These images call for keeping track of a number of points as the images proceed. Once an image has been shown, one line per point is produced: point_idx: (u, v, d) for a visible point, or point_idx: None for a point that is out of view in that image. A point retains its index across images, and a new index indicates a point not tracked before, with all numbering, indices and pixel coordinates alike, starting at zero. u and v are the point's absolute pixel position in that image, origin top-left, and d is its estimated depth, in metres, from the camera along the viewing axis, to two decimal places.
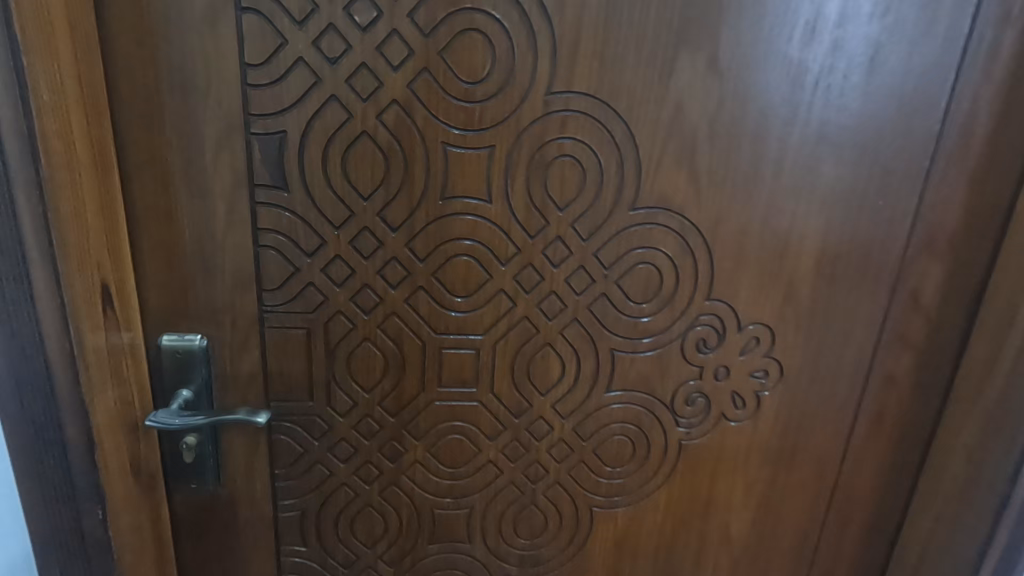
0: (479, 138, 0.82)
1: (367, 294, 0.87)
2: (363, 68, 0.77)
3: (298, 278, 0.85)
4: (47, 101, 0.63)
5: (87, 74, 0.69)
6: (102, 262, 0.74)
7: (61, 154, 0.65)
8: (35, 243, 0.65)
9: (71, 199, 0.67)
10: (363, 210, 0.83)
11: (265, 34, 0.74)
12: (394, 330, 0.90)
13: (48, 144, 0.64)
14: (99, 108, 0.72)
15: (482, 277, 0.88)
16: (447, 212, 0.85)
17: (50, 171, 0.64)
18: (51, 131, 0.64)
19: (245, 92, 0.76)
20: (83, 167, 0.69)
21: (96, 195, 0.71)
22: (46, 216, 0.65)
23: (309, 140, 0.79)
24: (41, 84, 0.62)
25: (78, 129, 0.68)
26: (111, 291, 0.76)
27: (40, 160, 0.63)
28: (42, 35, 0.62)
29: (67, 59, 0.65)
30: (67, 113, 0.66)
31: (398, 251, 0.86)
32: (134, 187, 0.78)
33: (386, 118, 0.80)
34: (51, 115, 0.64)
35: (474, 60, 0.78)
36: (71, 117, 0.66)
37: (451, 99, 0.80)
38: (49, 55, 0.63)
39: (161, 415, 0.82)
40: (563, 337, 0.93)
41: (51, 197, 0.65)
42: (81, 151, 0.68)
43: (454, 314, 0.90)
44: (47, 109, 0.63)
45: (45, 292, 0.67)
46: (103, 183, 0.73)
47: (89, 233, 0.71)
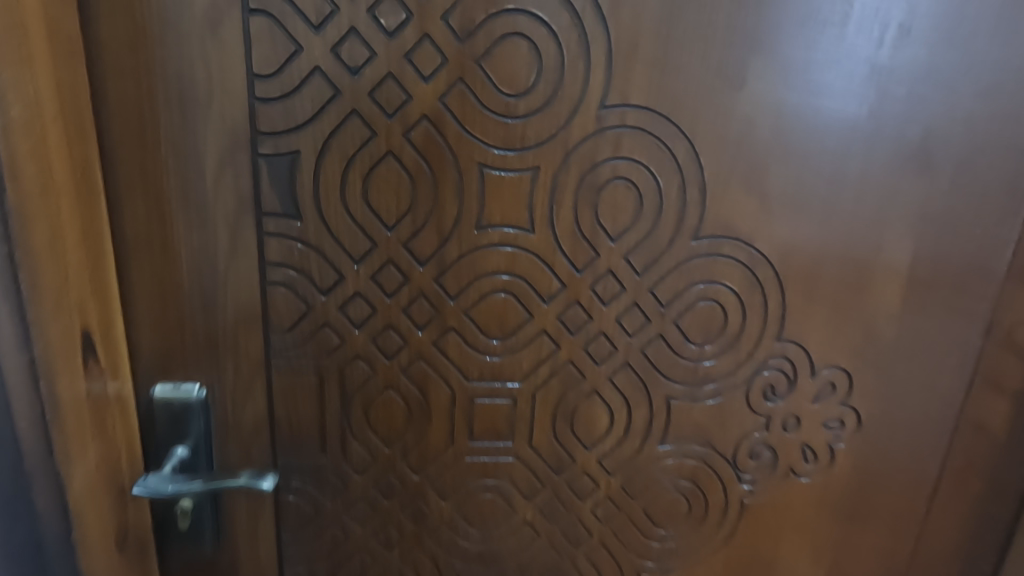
0: (521, 158, 0.71)
1: (390, 336, 0.76)
2: (389, 78, 0.66)
3: (311, 319, 0.74)
4: (17, 117, 0.51)
5: (67, 84, 0.58)
6: (84, 307, 0.62)
7: (35, 182, 0.53)
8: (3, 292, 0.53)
9: (46, 236, 0.55)
10: (387, 241, 0.72)
11: (276, 41, 0.64)
12: (420, 377, 0.78)
13: (18, 170, 0.52)
14: (81, 126, 0.61)
15: (522, 317, 0.77)
16: (483, 244, 0.74)
17: (21, 204, 0.52)
18: (22, 153, 0.52)
19: (253, 107, 0.66)
20: (62, 196, 0.57)
21: (77, 227, 0.60)
22: (13, 258, 0.53)
23: (326, 162, 0.68)
24: (10, 96, 0.50)
25: (56, 150, 0.56)
26: (95, 338, 0.65)
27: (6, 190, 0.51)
28: (12, 37, 0.50)
29: (43, 67, 0.54)
30: (42, 131, 0.54)
31: (425, 287, 0.74)
32: (123, 216, 0.67)
33: (414, 137, 0.68)
34: (23, 134, 0.51)
35: (516, 69, 0.67)
36: (48, 137, 0.55)
37: (490, 114, 0.69)
38: (20, 61, 0.51)
39: (150, 480, 0.71)
40: (612, 384, 0.81)
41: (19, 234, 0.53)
42: (61, 178, 0.57)
43: (488, 359, 0.78)
44: (17, 127, 0.51)
45: (12, 347, 0.55)
46: (86, 214, 0.62)
47: (70, 273, 0.59)
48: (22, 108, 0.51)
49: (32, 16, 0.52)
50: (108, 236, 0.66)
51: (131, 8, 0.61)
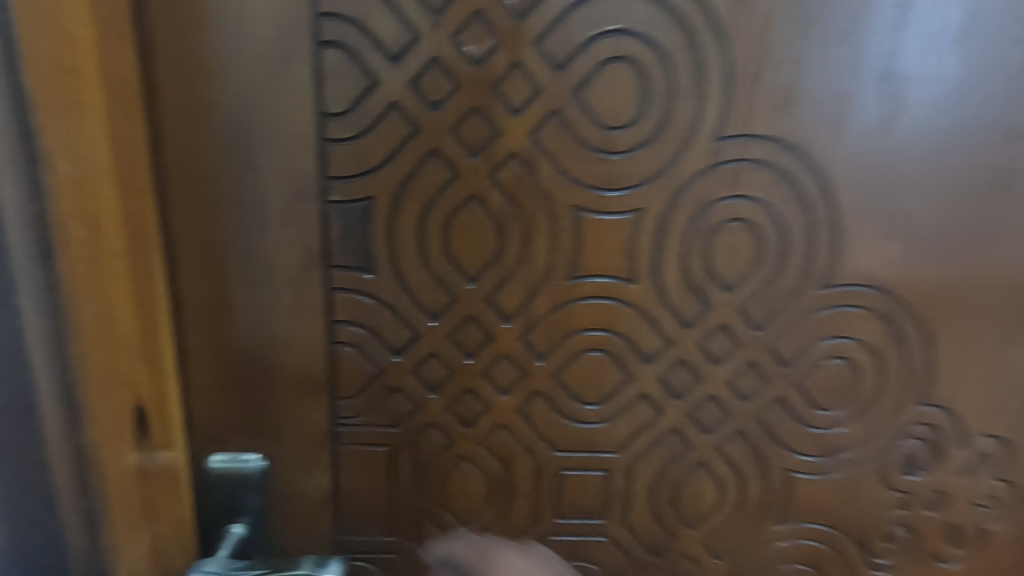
0: (621, 199, 0.61)
1: (469, 400, 0.67)
2: (473, 112, 0.58)
3: (381, 383, 0.66)
4: (68, 174, 0.44)
5: (122, 130, 0.51)
6: (135, 381, 0.54)
7: (83, 246, 0.46)
8: (47, 373, 0.45)
9: (95, 306, 0.47)
10: (468, 295, 0.63)
11: (351, 76, 0.57)
12: (501, 446, 0.69)
13: (66, 232, 0.44)
14: (137, 175, 0.54)
15: (619, 379, 0.67)
16: (577, 297, 0.64)
17: (68, 269, 0.44)
18: (69, 215, 0.44)
19: (323, 149, 0.59)
20: (113, 257, 0.50)
21: (131, 290, 0.53)
22: (59, 333, 0.44)
23: (402, 208, 0.61)
24: (58, 150, 0.43)
25: (108, 205, 0.49)
26: (149, 413, 0.57)
27: (53, 255, 0.43)
28: (60, 82, 0.43)
29: (96, 113, 0.47)
30: (94, 186, 0.47)
31: (510, 347, 0.65)
32: (180, 272, 0.60)
33: (501, 178, 0.60)
34: (70, 194, 0.44)
35: (620, 98, 0.58)
36: (99, 192, 0.47)
37: (589, 149, 0.60)
38: (70, 108, 0.44)
39: (209, 565, 0.62)
40: (722, 455, 0.70)
41: (64, 306, 0.44)
42: (113, 237, 0.50)
43: (579, 426, 0.68)
44: (65, 183, 0.43)
45: (57, 437, 0.46)
46: (139, 273, 0.54)
47: (121, 341, 0.51)
48: (71, 162, 0.44)
49: (85, 56, 0.45)
50: (163, 296, 0.59)
51: (193, 44, 0.55)
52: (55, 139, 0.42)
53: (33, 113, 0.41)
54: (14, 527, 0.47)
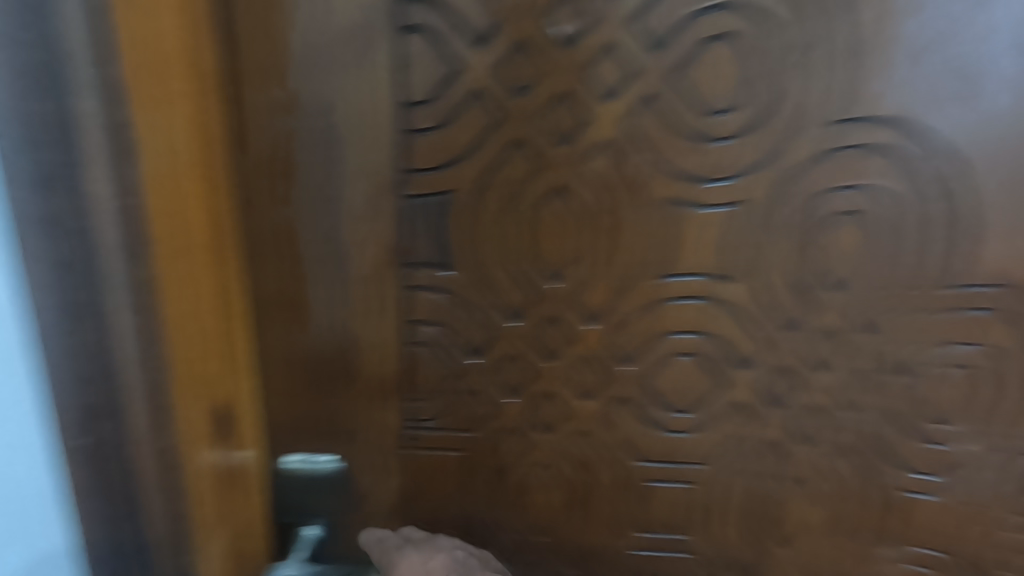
0: (720, 190, 0.56)
1: (549, 406, 0.63)
2: (561, 99, 0.55)
3: (458, 385, 0.63)
4: (150, 168, 0.41)
5: (201, 123, 0.48)
6: (218, 382, 0.52)
7: (166, 244, 0.43)
8: (134, 379, 0.41)
9: (176, 308, 0.44)
10: (551, 294, 0.60)
11: (434, 63, 0.55)
12: (582, 454, 0.65)
13: (149, 228, 0.41)
14: (222, 170, 0.52)
15: (711, 385, 0.62)
16: (670, 296, 0.60)
17: (151, 268, 0.41)
18: (157, 209, 0.41)
19: (404, 140, 0.56)
20: (196, 254, 0.47)
21: (212, 292, 0.50)
22: (149, 332, 0.41)
23: (483, 202, 0.58)
24: (142, 142, 0.40)
25: (190, 198, 0.46)
26: (233, 414, 0.55)
27: (138, 253, 0.40)
28: (146, 67, 0.40)
29: (178, 105, 0.44)
30: (176, 182, 0.44)
31: (596, 349, 0.61)
32: (260, 270, 0.59)
33: (592, 168, 0.56)
34: (156, 186, 0.41)
35: (724, 80, 0.54)
36: (180, 188, 0.45)
37: (687, 136, 0.55)
38: (152, 101, 0.41)
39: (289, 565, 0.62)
40: (824, 471, 0.64)
41: (144, 308, 0.41)
42: (195, 235, 0.47)
43: (666, 435, 0.64)
44: (153, 176, 0.41)
45: (145, 443, 0.42)
46: (221, 273, 0.52)
47: (202, 340, 0.49)
48: (151, 157, 0.41)
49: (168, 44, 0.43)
50: (242, 296, 0.56)
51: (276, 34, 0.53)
52: (139, 130, 0.39)
53: (118, 103, 0.37)
54: (97, 548, 0.43)
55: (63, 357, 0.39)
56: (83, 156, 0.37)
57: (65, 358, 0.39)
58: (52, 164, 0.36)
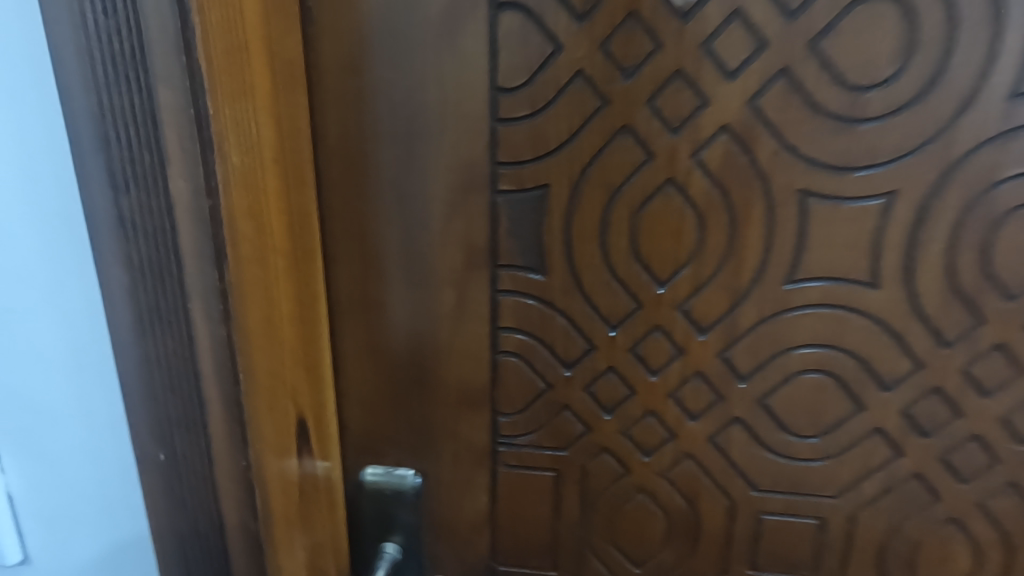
0: (866, 181, 0.48)
1: (652, 425, 0.56)
2: (676, 78, 0.48)
3: (550, 400, 0.57)
4: (237, 165, 0.36)
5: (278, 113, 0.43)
6: (299, 393, 0.47)
7: (251, 248, 0.38)
8: (217, 389, 0.39)
9: (261, 317, 0.40)
10: (657, 301, 0.53)
11: (531, 42, 0.48)
12: (687, 481, 0.57)
13: (238, 231, 0.36)
14: (297, 165, 0.48)
15: (845, 408, 0.53)
16: (797, 303, 0.51)
17: (240, 272, 0.37)
18: (241, 211, 0.36)
19: (495, 130, 0.51)
20: (280, 256, 0.43)
21: (290, 299, 0.45)
22: (231, 341, 0.38)
23: (582, 197, 0.51)
24: (230, 137, 0.35)
25: (274, 198, 0.42)
26: (309, 427, 0.51)
27: (225, 256, 0.36)
28: (231, 56, 0.35)
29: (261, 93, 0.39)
30: (260, 179, 0.39)
31: (706, 365, 0.54)
32: (340, 272, 0.55)
33: (707, 158, 0.49)
34: (240, 186, 0.36)
35: (874, 50, 0.45)
36: (263, 184, 0.40)
37: (824, 117, 0.47)
38: (230, 91, 0.35)
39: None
40: (984, 512, 0.54)
41: (235, 315, 0.37)
42: (275, 235, 0.42)
43: (787, 462, 0.55)
44: (235, 174, 0.36)
45: (226, 459, 0.40)
46: (299, 275, 0.48)
47: (286, 350, 0.44)
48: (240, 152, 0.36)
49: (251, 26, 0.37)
50: (315, 303, 0.52)
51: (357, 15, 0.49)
52: (226, 122, 0.35)
53: (206, 94, 0.33)
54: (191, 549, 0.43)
55: (156, 358, 0.39)
56: (166, 153, 0.34)
57: (155, 361, 0.39)
58: (141, 161, 0.34)
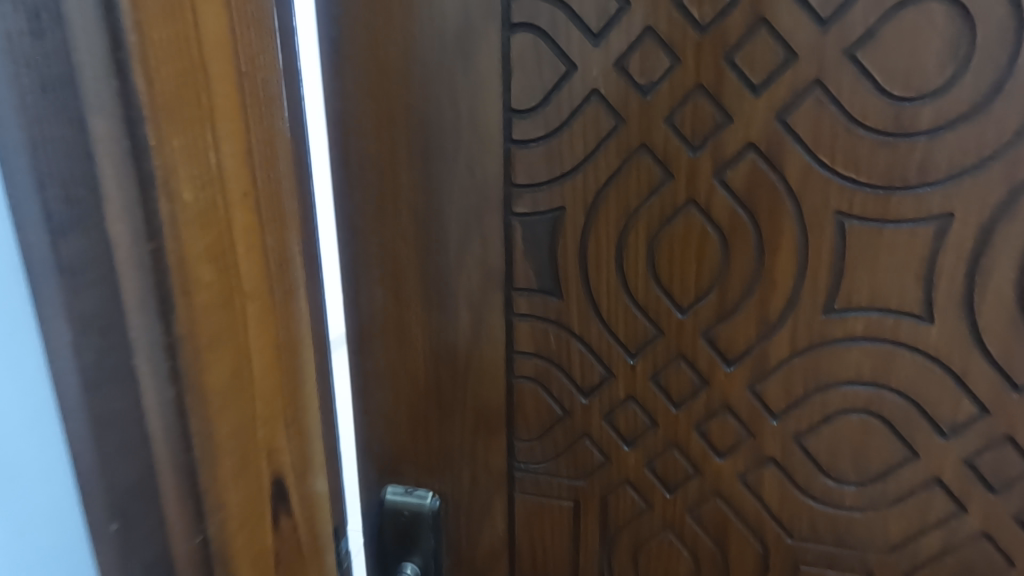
0: (914, 201, 0.43)
1: (675, 460, 0.53)
2: (697, 94, 0.45)
3: (567, 428, 0.55)
4: (190, 204, 0.28)
5: (270, 137, 0.33)
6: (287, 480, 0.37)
7: (208, 301, 0.30)
8: (171, 485, 0.30)
9: (223, 389, 0.31)
10: (680, 329, 0.50)
11: (544, 61, 0.47)
12: (715, 521, 0.53)
13: (191, 279, 0.29)
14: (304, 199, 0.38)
15: (896, 454, 0.48)
16: (836, 336, 0.47)
17: (193, 333, 0.29)
18: (197, 255, 0.29)
19: (508, 152, 0.50)
20: (260, 310, 0.33)
21: (280, 369, 0.35)
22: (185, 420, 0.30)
23: (599, 219, 0.49)
24: (180, 167, 0.28)
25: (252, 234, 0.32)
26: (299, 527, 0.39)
27: (172, 310, 0.28)
28: (182, 65, 0.27)
29: (228, 112, 0.30)
30: (226, 218, 0.30)
31: (733, 397, 0.50)
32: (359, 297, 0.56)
33: (731, 176, 0.46)
34: (195, 226, 0.29)
35: (921, 57, 0.40)
36: (231, 224, 0.31)
37: (860, 132, 0.43)
38: (182, 112, 0.27)
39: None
40: None
41: (190, 389, 0.30)
42: (253, 288, 0.32)
43: (828, 510, 0.50)
44: (187, 213, 0.28)
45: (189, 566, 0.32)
46: (295, 341, 0.37)
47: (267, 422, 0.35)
48: (196, 185, 0.28)
49: (215, 26, 0.29)
50: (321, 370, 0.40)
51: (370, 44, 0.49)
52: (173, 148, 0.27)
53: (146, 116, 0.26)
54: None
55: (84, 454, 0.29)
56: (101, 187, 0.26)
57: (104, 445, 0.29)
58: (78, 198, 0.26)
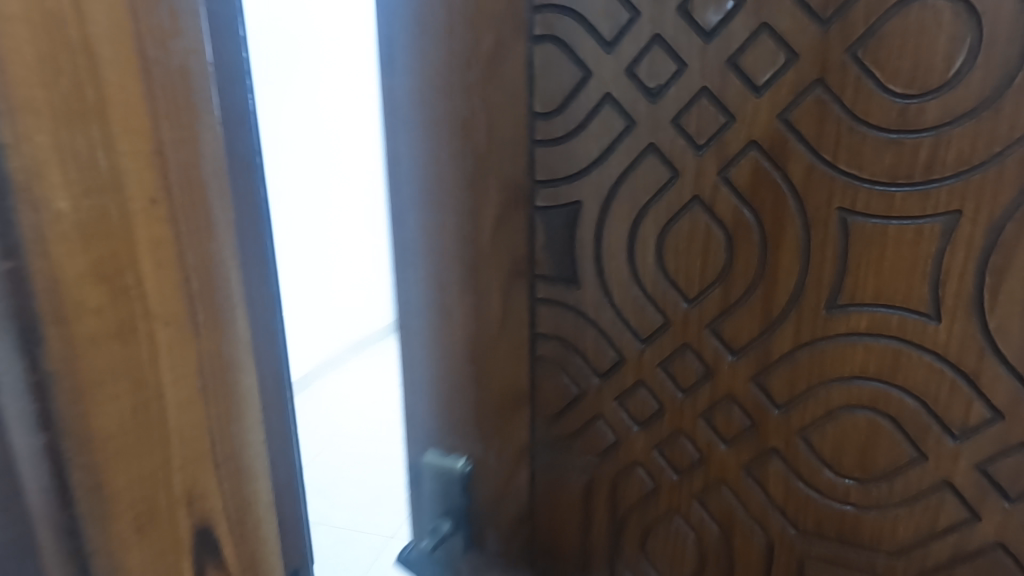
0: (919, 199, 0.43)
1: (682, 446, 0.55)
2: (702, 96, 0.48)
3: (582, 409, 0.58)
4: (72, 216, 0.20)
5: (206, 86, 0.24)
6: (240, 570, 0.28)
7: (95, 331, 0.21)
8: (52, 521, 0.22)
9: (118, 443, 0.23)
10: (686, 320, 0.52)
11: (562, 69, 0.52)
12: (721, 510, 0.54)
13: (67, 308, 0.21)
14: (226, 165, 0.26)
15: (904, 455, 0.47)
16: (839, 332, 0.47)
17: (71, 355, 0.21)
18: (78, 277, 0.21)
19: (533, 153, 0.54)
20: (174, 345, 0.24)
21: (209, 430, 0.25)
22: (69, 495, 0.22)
23: (612, 214, 0.53)
24: (53, 173, 0.20)
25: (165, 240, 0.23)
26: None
27: (40, 337, 0.21)
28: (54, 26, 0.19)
29: (126, 68, 0.21)
30: (125, 231, 0.22)
31: (737, 388, 0.52)
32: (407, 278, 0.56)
33: (734, 176, 0.48)
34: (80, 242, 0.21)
35: (926, 54, 0.41)
36: (133, 238, 0.22)
37: (865, 130, 0.43)
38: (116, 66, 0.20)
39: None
40: None
41: (70, 434, 0.22)
42: (164, 314, 0.23)
43: (835, 507, 0.50)
44: (136, 197, 0.22)
45: None
46: (229, 376, 0.26)
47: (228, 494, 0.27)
48: (76, 183, 0.20)
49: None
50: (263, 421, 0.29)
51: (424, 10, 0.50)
52: (34, 112, 0.19)
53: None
54: None
55: None
56: None
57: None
58: None
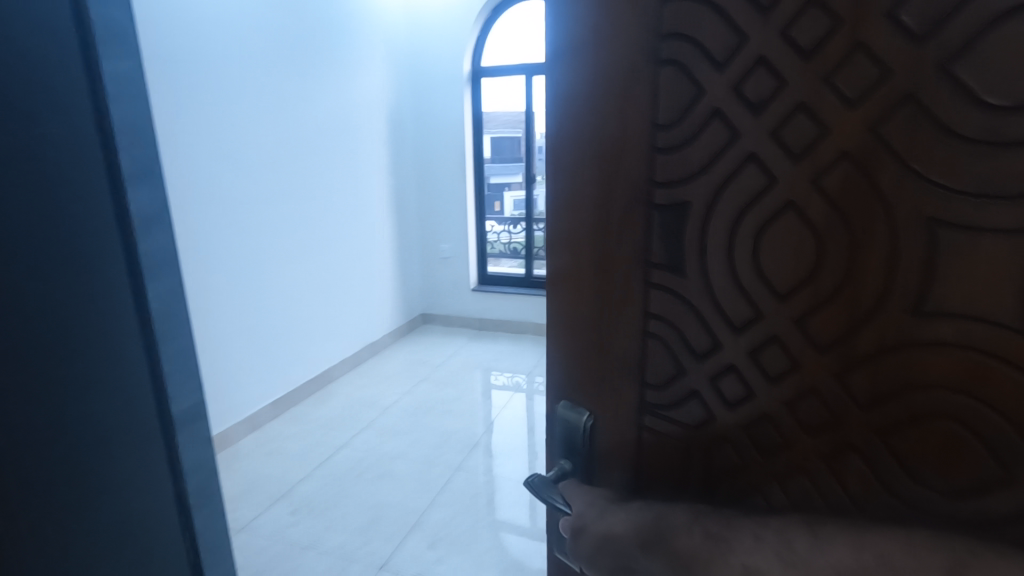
0: (1006, 210, 0.45)
1: (767, 427, 0.62)
2: (800, 110, 0.55)
3: (683, 383, 0.67)
4: None
5: None
6: None
7: None
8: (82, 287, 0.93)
9: None
10: (777, 313, 0.59)
11: (680, 87, 0.61)
12: (800, 496, 0.60)
13: None
14: None
15: (986, 470, 0.48)
16: (926, 339, 0.50)
17: None
18: None
19: (655, 159, 0.63)
20: None
21: None
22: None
23: (716, 215, 0.62)
24: None
25: None
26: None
27: None
28: None
29: None
30: None
31: (821, 382, 0.58)
32: (556, 247, 0.70)
33: (827, 182, 0.54)
34: None
35: (1021, 67, 0.42)
36: None
37: (957, 139, 0.46)
38: None
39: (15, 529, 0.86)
40: None
41: None
42: None
43: (910, 510, 0.52)
44: None
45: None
46: None
47: None
48: None
49: None
50: None
51: (575, 30, 0.63)
52: None
53: None
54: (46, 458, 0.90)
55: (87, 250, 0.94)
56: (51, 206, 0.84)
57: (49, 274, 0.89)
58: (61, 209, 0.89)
